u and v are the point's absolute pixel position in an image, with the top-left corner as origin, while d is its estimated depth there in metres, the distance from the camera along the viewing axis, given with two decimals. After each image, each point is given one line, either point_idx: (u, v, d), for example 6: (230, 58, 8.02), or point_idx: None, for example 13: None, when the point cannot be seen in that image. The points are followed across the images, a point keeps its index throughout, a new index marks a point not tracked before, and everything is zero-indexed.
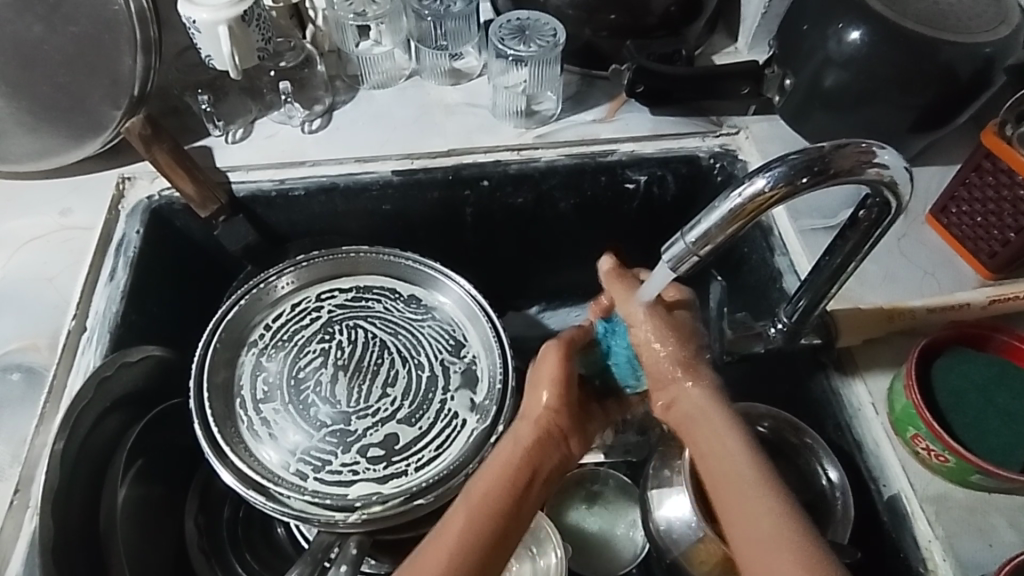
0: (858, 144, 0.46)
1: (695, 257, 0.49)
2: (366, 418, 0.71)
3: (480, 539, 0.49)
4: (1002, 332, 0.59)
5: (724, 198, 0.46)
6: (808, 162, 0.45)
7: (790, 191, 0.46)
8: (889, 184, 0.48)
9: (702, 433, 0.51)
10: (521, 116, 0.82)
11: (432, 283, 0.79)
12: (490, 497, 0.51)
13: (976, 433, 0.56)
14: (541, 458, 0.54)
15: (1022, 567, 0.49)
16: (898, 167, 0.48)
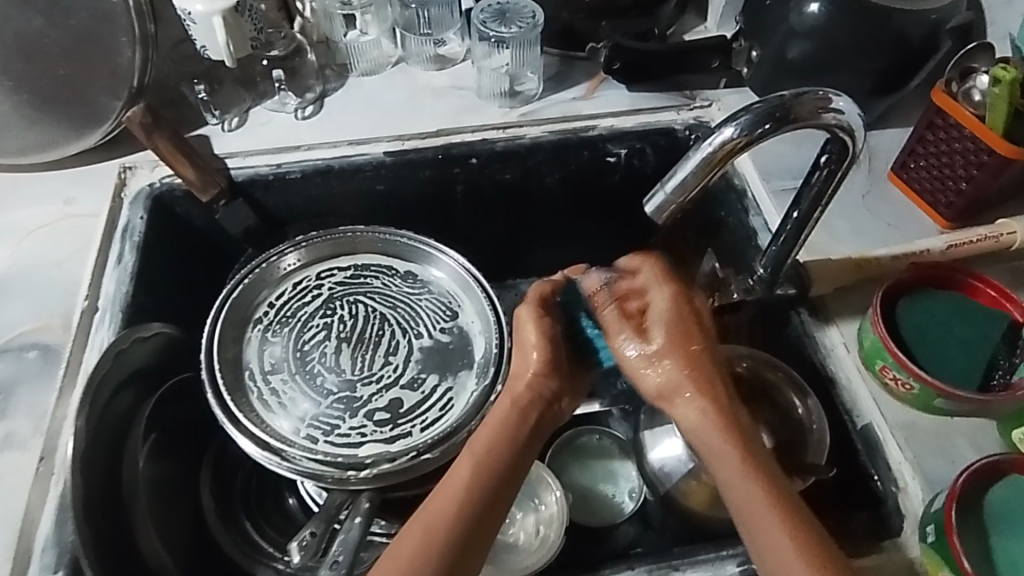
0: (815, 92, 0.51)
1: (675, 207, 0.52)
2: (370, 384, 0.75)
3: (467, 518, 0.52)
4: (964, 273, 0.64)
5: (697, 149, 0.50)
6: (771, 109, 0.50)
7: (755, 139, 0.50)
8: (847, 129, 0.53)
9: (722, 459, 0.53)
10: (505, 96, 0.86)
11: (427, 258, 0.83)
12: (486, 460, 0.54)
13: (938, 362, 0.61)
14: (531, 417, 0.57)
15: (978, 475, 0.54)
16: (854, 114, 0.52)
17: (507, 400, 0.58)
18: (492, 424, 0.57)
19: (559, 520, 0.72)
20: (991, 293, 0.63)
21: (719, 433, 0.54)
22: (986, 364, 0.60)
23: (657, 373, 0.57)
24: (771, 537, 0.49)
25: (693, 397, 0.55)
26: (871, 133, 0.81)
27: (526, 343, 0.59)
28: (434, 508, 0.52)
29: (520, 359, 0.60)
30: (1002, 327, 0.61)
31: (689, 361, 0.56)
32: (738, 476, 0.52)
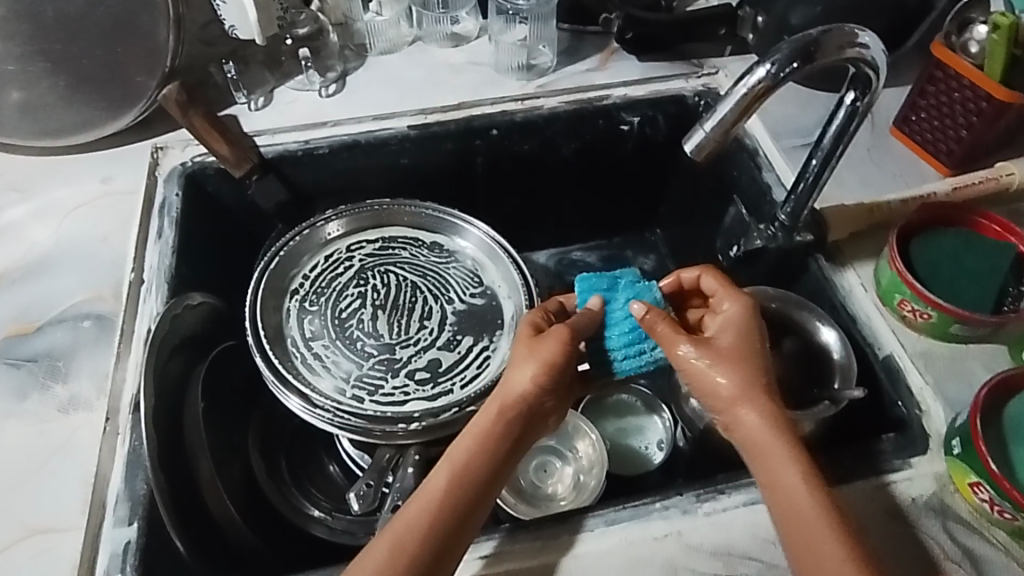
0: (842, 28, 0.55)
1: (714, 145, 0.57)
2: (408, 347, 0.78)
3: (440, 525, 0.53)
4: (971, 211, 0.68)
5: (734, 91, 0.54)
6: (802, 46, 0.54)
7: (785, 78, 0.54)
8: (871, 64, 0.56)
9: (772, 469, 0.55)
10: (521, 70, 0.89)
11: (453, 229, 0.86)
12: (464, 474, 0.56)
13: (952, 292, 0.64)
14: (513, 432, 0.58)
15: (998, 388, 0.58)
16: (877, 50, 0.56)
17: (473, 428, 0.58)
18: (471, 439, 0.58)
19: (600, 464, 0.74)
20: (995, 229, 0.67)
21: (785, 449, 0.55)
22: (996, 292, 0.64)
23: (714, 379, 0.58)
24: (819, 544, 0.51)
25: (748, 409, 0.57)
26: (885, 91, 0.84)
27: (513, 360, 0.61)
28: (407, 515, 0.54)
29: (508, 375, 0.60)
30: (1010, 258, 0.65)
31: (741, 376, 0.57)
32: (793, 489, 0.53)
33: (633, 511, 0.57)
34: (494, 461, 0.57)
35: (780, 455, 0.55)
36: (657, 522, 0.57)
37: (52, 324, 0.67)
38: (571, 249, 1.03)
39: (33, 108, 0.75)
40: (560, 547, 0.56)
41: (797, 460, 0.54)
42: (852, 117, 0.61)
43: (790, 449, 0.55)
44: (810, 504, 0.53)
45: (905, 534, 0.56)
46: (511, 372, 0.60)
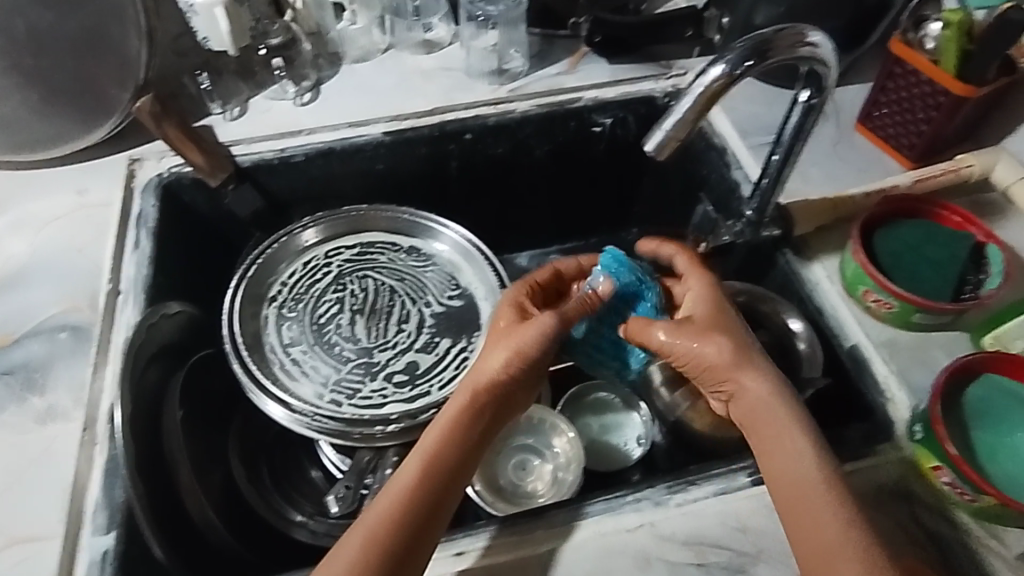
0: (793, 28, 0.56)
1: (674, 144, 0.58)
2: (387, 350, 0.79)
3: (411, 506, 0.54)
4: (932, 203, 0.69)
5: (689, 92, 0.56)
6: (754, 47, 0.55)
7: (736, 79, 0.56)
8: (822, 63, 0.58)
9: (772, 441, 0.56)
10: (494, 75, 0.90)
11: (429, 233, 0.87)
12: (439, 456, 0.57)
13: (914, 282, 0.66)
14: (485, 416, 0.60)
15: (958, 372, 0.60)
16: (829, 48, 0.57)
17: (446, 412, 0.60)
18: (445, 420, 0.59)
19: (576, 460, 0.75)
20: (956, 220, 0.68)
21: (781, 419, 0.56)
22: (956, 280, 0.66)
23: (704, 352, 0.58)
24: (819, 514, 0.52)
25: (747, 380, 0.58)
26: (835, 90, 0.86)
27: (488, 343, 0.63)
28: (382, 495, 0.55)
29: (484, 357, 0.62)
30: (968, 247, 0.66)
31: (729, 346, 0.58)
32: (791, 458, 0.54)
33: (607, 504, 0.58)
34: (467, 445, 0.58)
35: (780, 424, 0.56)
36: (629, 515, 0.58)
37: (29, 336, 0.67)
38: (547, 252, 1.05)
39: (7, 122, 0.76)
40: (535, 540, 0.57)
41: (799, 430, 0.55)
42: (809, 113, 0.63)
43: (790, 418, 0.56)
44: (809, 472, 0.54)
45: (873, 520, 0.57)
46: (489, 355, 0.61)
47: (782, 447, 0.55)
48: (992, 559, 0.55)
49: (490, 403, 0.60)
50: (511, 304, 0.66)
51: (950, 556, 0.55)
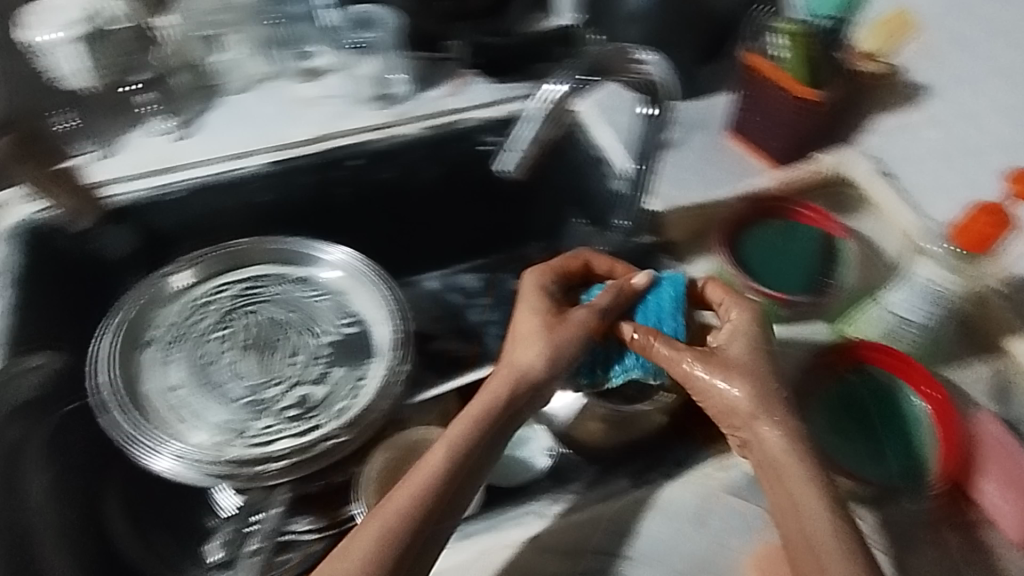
0: None
1: None
2: (275, 386, 0.77)
3: (448, 497, 0.55)
4: (790, 202, 0.71)
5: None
6: None
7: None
8: None
9: (791, 487, 0.55)
10: (375, 101, 0.90)
11: (317, 262, 0.85)
12: (447, 473, 0.55)
13: (776, 280, 0.68)
14: (495, 435, 0.59)
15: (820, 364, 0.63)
16: None
17: (466, 412, 0.59)
18: (487, 411, 0.59)
19: None
20: (810, 216, 0.71)
21: (804, 467, 0.56)
22: (813, 275, 0.69)
23: (730, 393, 0.59)
24: (810, 513, 0.53)
25: (768, 426, 0.58)
26: (692, 103, 0.89)
27: (533, 332, 0.63)
28: (401, 488, 0.54)
29: (524, 348, 0.62)
30: (824, 245, 0.70)
31: (754, 388, 0.59)
32: (808, 501, 0.54)
33: None
34: (473, 467, 0.57)
35: (800, 470, 0.55)
36: None
37: None
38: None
39: None
40: None
41: (818, 484, 0.55)
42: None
43: (804, 460, 0.56)
44: (824, 518, 0.53)
45: None
46: (517, 353, 0.62)
47: (801, 493, 0.54)
48: None
49: (502, 423, 0.59)
50: (539, 291, 0.67)
51: None
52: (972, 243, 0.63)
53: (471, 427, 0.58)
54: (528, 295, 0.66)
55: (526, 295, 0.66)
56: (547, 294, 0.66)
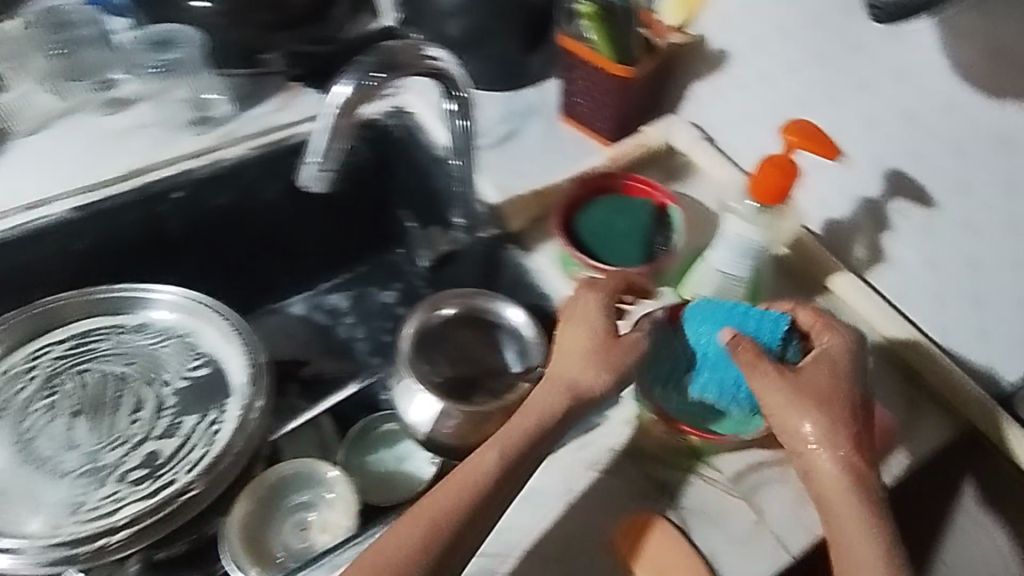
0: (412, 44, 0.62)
1: (327, 171, 0.58)
2: (118, 447, 0.71)
3: (490, 510, 0.53)
4: (619, 176, 0.74)
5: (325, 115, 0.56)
6: (378, 62, 0.59)
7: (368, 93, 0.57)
8: (449, 75, 0.65)
9: (840, 517, 0.53)
10: (192, 125, 0.84)
11: (152, 305, 0.79)
12: (471, 503, 0.52)
13: (614, 254, 0.71)
14: (523, 464, 0.55)
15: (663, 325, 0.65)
16: (451, 62, 0.64)
17: (511, 424, 0.57)
18: (533, 428, 0.56)
19: (350, 501, 0.71)
20: (641, 188, 0.74)
21: (852, 500, 0.53)
22: (646, 244, 0.72)
23: (800, 425, 0.55)
24: (851, 522, 0.52)
25: (826, 453, 0.54)
26: (528, 91, 0.90)
27: (586, 351, 0.59)
28: (438, 494, 0.53)
29: (579, 370, 0.58)
30: (649, 212, 0.73)
31: (822, 420, 0.55)
32: (852, 527, 0.52)
33: None
34: (498, 497, 0.54)
35: (851, 501, 0.53)
36: None
37: None
38: (325, 293, 0.96)
39: None
40: None
41: (870, 524, 0.52)
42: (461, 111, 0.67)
43: (857, 493, 0.53)
44: (859, 538, 0.52)
45: (607, 485, 0.61)
46: (580, 366, 0.58)
47: (846, 521, 0.53)
48: (710, 489, 0.61)
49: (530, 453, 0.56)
50: (602, 299, 0.62)
51: (675, 498, 0.61)
52: (767, 198, 0.62)
53: (516, 441, 0.55)
54: (581, 306, 0.62)
55: (580, 314, 0.61)
56: (614, 295, 0.63)
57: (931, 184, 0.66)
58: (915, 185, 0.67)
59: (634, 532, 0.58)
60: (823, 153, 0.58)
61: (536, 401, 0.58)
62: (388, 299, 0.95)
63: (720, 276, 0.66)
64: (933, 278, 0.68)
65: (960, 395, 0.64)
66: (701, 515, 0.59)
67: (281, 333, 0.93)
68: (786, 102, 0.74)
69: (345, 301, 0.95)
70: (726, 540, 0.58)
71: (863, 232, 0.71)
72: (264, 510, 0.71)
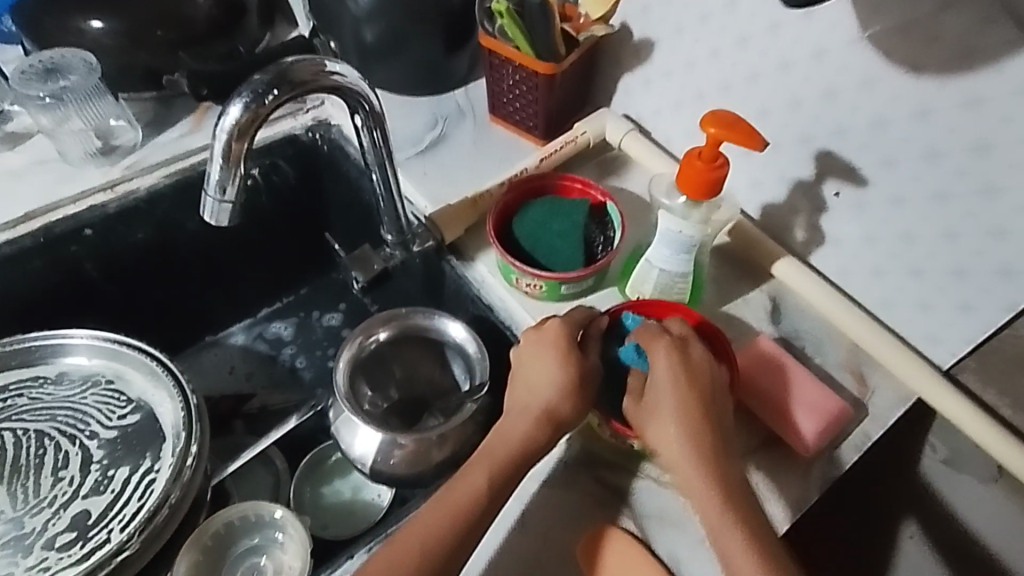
0: (313, 59, 0.56)
1: (230, 204, 0.55)
2: (43, 511, 0.66)
3: (477, 536, 0.53)
4: (551, 177, 0.73)
5: (215, 141, 0.53)
6: (271, 80, 0.53)
7: (262, 112, 0.53)
8: (354, 90, 0.60)
9: (707, 519, 0.54)
10: (98, 155, 0.79)
11: (70, 353, 0.74)
12: (456, 524, 0.53)
13: (553, 257, 0.69)
14: (510, 483, 0.55)
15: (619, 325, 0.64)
16: (354, 75, 0.59)
17: (491, 450, 0.57)
18: (514, 454, 0.56)
19: (302, 538, 0.67)
20: (578, 187, 0.73)
21: (709, 495, 0.54)
22: (586, 243, 0.69)
23: (651, 433, 0.57)
24: (728, 542, 0.52)
25: (675, 457, 0.56)
26: (455, 93, 0.87)
27: (559, 378, 0.58)
28: (426, 521, 0.53)
29: (551, 397, 0.58)
30: (585, 209, 0.70)
31: (668, 425, 0.56)
32: (716, 526, 0.53)
33: None
34: (485, 517, 0.54)
35: (708, 500, 0.54)
36: None
37: None
38: (265, 322, 0.91)
39: None
40: None
41: (730, 519, 0.53)
42: (369, 122, 0.63)
43: (711, 491, 0.54)
44: (723, 536, 0.53)
45: (562, 498, 0.59)
46: (554, 393, 0.58)
47: (715, 520, 0.53)
48: (667, 492, 0.59)
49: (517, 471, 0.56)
50: (565, 327, 0.61)
51: (633, 505, 0.59)
52: (695, 192, 0.60)
53: (499, 467, 0.55)
54: (549, 333, 0.61)
55: (547, 343, 0.60)
56: (578, 321, 0.62)
57: (859, 160, 0.65)
58: (844, 163, 0.66)
59: (596, 543, 0.56)
60: (747, 144, 0.56)
61: (513, 427, 0.58)
62: (332, 322, 0.91)
63: (663, 274, 0.66)
64: (871, 255, 0.67)
65: (907, 366, 0.64)
66: (660, 520, 0.58)
67: (221, 367, 0.88)
68: (712, 87, 0.72)
69: (287, 329, 0.91)
70: (687, 543, 0.57)
71: (801, 215, 0.71)
72: (210, 557, 0.67)
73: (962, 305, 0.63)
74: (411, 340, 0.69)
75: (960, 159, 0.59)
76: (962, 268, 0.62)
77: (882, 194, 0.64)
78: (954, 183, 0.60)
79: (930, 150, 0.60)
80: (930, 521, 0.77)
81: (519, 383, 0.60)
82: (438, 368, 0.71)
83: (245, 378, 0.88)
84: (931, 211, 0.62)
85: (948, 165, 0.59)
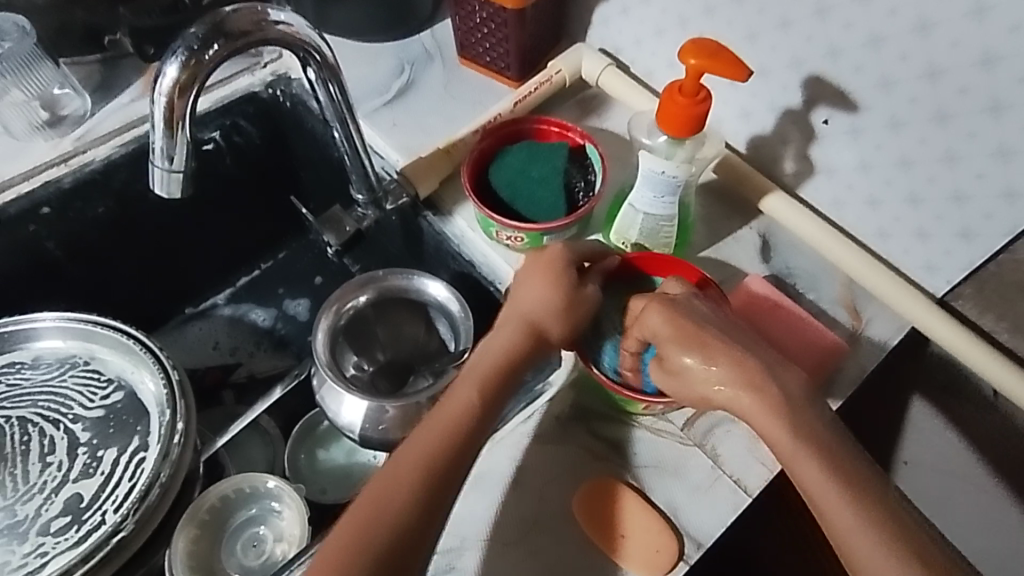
0: (251, 7, 0.52)
1: (179, 173, 0.53)
2: (34, 498, 0.65)
3: (471, 454, 0.52)
4: (527, 120, 0.69)
5: (153, 105, 0.49)
6: (208, 30, 0.50)
7: (202, 67, 0.50)
8: (303, 39, 0.55)
9: (814, 489, 0.48)
10: (45, 127, 0.75)
11: (40, 337, 0.71)
12: (449, 438, 0.51)
13: (534, 206, 0.66)
14: (503, 394, 0.54)
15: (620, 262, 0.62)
16: (299, 21, 0.55)
17: (477, 366, 0.55)
18: (501, 368, 0.55)
19: (296, 500, 0.68)
20: (556, 131, 0.69)
21: (811, 457, 0.49)
22: (568, 189, 0.66)
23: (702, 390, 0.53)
24: (846, 522, 0.47)
25: (752, 401, 0.51)
26: (421, 36, 0.82)
27: (550, 298, 0.57)
28: (418, 442, 0.51)
29: (543, 318, 0.57)
30: (564, 153, 0.67)
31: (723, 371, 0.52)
32: (830, 497, 0.47)
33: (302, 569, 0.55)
34: (480, 428, 0.52)
35: (806, 465, 0.49)
36: None
37: None
38: (245, 290, 0.89)
39: None
40: None
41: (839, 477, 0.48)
42: (323, 74, 0.59)
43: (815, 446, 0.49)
44: (842, 504, 0.47)
45: (557, 455, 0.58)
46: (547, 312, 0.56)
47: (816, 489, 0.48)
48: (663, 441, 0.59)
49: (510, 379, 0.55)
50: (566, 253, 0.59)
51: (629, 455, 0.58)
52: (677, 129, 0.57)
53: (489, 384, 0.54)
54: (547, 258, 0.58)
55: (540, 267, 0.58)
56: (576, 248, 0.60)
57: (851, 85, 0.61)
58: (837, 88, 0.62)
59: (595, 492, 0.56)
60: (731, 74, 0.52)
61: (500, 339, 0.56)
62: (298, 310, 0.87)
63: (648, 219, 0.63)
64: (865, 184, 0.65)
65: (900, 296, 0.63)
66: (657, 469, 0.58)
67: (205, 340, 0.86)
68: (694, 12, 0.67)
69: (266, 318, 0.87)
70: (686, 490, 0.57)
71: (791, 145, 0.68)
72: (210, 533, 0.67)
73: (962, 231, 0.61)
74: (397, 304, 0.68)
75: (963, 76, 0.55)
76: (962, 191, 0.59)
77: (877, 118, 0.61)
78: (955, 101, 0.56)
79: (929, 66, 0.56)
80: (924, 449, 0.77)
81: (513, 304, 0.58)
82: (424, 331, 0.70)
83: (229, 349, 0.86)
84: (929, 134, 0.59)
85: (948, 83, 0.56)
